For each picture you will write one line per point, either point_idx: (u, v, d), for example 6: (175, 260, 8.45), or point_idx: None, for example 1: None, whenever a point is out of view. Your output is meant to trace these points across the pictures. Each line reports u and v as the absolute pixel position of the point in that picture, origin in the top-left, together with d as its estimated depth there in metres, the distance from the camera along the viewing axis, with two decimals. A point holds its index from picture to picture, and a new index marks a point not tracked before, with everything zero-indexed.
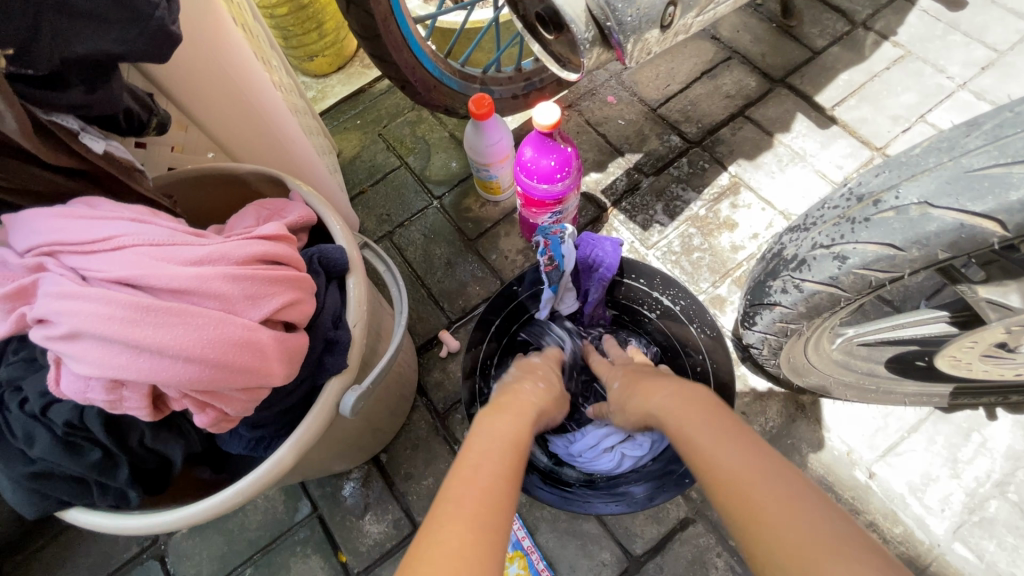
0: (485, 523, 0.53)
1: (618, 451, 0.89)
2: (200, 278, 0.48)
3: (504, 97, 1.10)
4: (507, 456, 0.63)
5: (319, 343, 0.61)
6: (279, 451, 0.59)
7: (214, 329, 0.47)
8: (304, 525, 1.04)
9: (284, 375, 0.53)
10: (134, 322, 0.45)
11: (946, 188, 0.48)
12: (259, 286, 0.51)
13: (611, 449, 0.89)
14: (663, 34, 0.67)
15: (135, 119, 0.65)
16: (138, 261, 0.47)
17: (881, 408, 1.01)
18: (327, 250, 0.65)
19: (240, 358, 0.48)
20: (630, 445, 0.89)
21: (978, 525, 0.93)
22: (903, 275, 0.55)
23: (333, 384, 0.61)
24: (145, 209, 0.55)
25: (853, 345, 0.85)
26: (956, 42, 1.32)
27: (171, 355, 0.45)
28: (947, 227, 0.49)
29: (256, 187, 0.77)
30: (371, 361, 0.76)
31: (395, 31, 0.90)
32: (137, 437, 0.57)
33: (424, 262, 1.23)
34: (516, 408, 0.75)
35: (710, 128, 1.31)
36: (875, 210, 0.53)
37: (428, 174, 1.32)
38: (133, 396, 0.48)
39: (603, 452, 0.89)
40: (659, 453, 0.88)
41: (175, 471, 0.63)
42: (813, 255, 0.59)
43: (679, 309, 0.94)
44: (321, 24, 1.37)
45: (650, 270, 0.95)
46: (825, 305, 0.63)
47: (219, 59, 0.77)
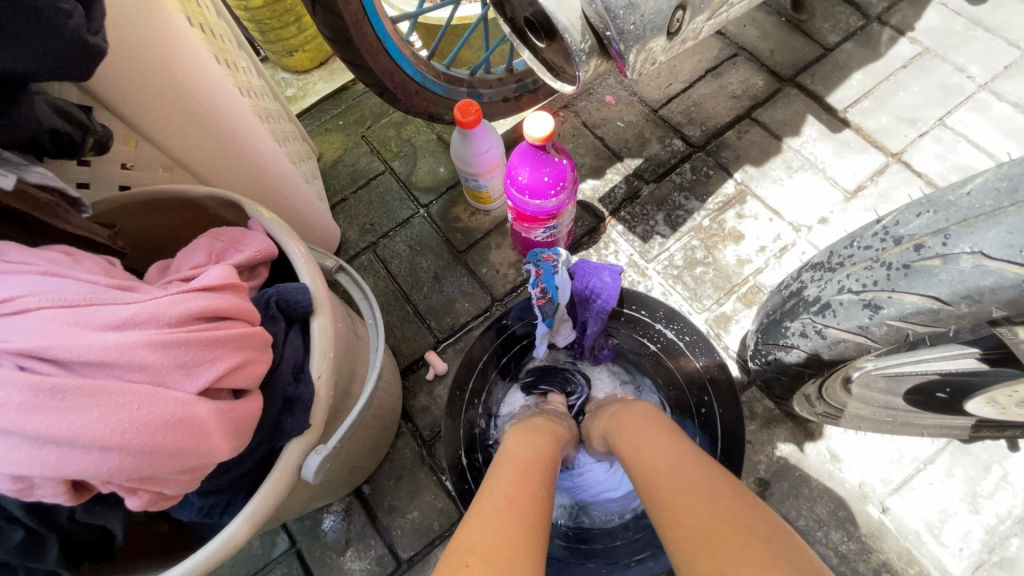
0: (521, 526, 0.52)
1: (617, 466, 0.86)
2: (121, 348, 0.40)
3: (494, 101, 1.01)
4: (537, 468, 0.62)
5: (276, 401, 0.54)
6: (231, 525, 0.52)
7: (139, 408, 0.40)
8: (281, 562, 0.97)
9: (230, 450, 0.45)
10: (36, 407, 0.37)
11: (1006, 238, 0.41)
12: (196, 350, 0.44)
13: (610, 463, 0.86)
14: (670, 42, 0.59)
15: (65, 140, 0.56)
16: (44, 328, 0.39)
17: (896, 437, 0.95)
18: (287, 290, 0.57)
19: (172, 440, 0.41)
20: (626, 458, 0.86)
21: (998, 565, 0.87)
22: (946, 330, 0.48)
23: (293, 448, 0.54)
24: (66, 253, 0.47)
25: (871, 378, 0.78)
26: (977, 39, 1.24)
27: (83, 445, 0.38)
28: (1006, 283, 0.41)
29: (213, 210, 0.69)
30: (344, 404, 0.68)
31: (370, 33, 0.81)
32: (67, 512, 0.50)
33: (409, 276, 1.15)
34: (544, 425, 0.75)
35: (715, 131, 1.22)
36: (917, 256, 0.46)
37: (414, 180, 1.24)
38: (45, 486, 0.40)
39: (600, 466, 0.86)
40: None
41: (118, 540, 0.56)
42: (839, 300, 0.52)
43: (683, 343, 0.88)
44: (299, 18, 1.27)
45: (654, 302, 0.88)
46: (851, 354, 0.56)
47: (167, 66, 0.68)
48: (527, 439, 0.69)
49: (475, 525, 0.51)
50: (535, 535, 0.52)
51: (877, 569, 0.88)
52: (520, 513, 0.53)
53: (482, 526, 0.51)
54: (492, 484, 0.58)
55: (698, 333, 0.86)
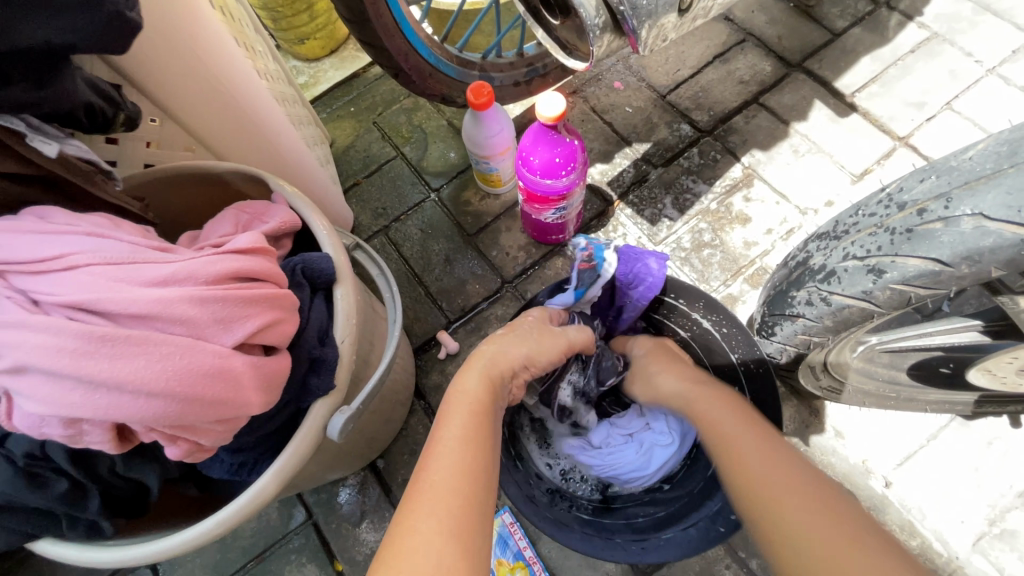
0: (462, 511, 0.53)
1: (644, 444, 0.85)
2: (163, 302, 0.43)
3: (505, 84, 1.03)
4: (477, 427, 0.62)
5: (302, 363, 0.56)
6: (260, 480, 0.54)
7: (180, 359, 0.42)
8: (298, 533, 1.00)
9: (262, 404, 0.48)
10: (87, 353, 0.40)
11: (1005, 200, 0.43)
12: (231, 307, 0.46)
13: (636, 442, 0.86)
14: (681, 18, 0.61)
15: (100, 115, 0.59)
16: (92, 283, 0.42)
17: (899, 415, 0.96)
18: (311, 259, 0.60)
19: (210, 390, 0.43)
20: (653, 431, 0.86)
21: (999, 537, 0.89)
22: (948, 293, 0.49)
23: (319, 407, 0.56)
24: (106, 218, 0.50)
25: (875, 352, 0.80)
26: (986, 24, 1.24)
27: (131, 390, 0.41)
28: (1004, 243, 0.43)
29: (238, 186, 0.71)
30: (363, 373, 0.71)
31: (386, 14, 0.83)
32: (107, 465, 0.53)
33: (421, 258, 1.18)
34: (498, 362, 0.73)
35: (722, 116, 1.24)
36: (919, 220, 0.48)
37: (426, 165, 1.26)
38: (93, 431, 0.43)
39: (627, 446, 0.86)
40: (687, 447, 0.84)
41: (152, 496, 0.59)
42: (844, 267, 0.54)
43: (721, 335, 0.84)
44: (312, 5, 1.29)
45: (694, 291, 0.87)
46: (855, 320, 0.58)
47: (192, 47, 0.71)
48: (470, 386, 0.68)
49: (416, 508, 0.53)
50: (476, 514, 0.54)
51: None
52: (459, 492, 0.55)
53: (425, 511, 0.52)
54: (434, 454, 0.59)
55: (738, 326, 0.83)
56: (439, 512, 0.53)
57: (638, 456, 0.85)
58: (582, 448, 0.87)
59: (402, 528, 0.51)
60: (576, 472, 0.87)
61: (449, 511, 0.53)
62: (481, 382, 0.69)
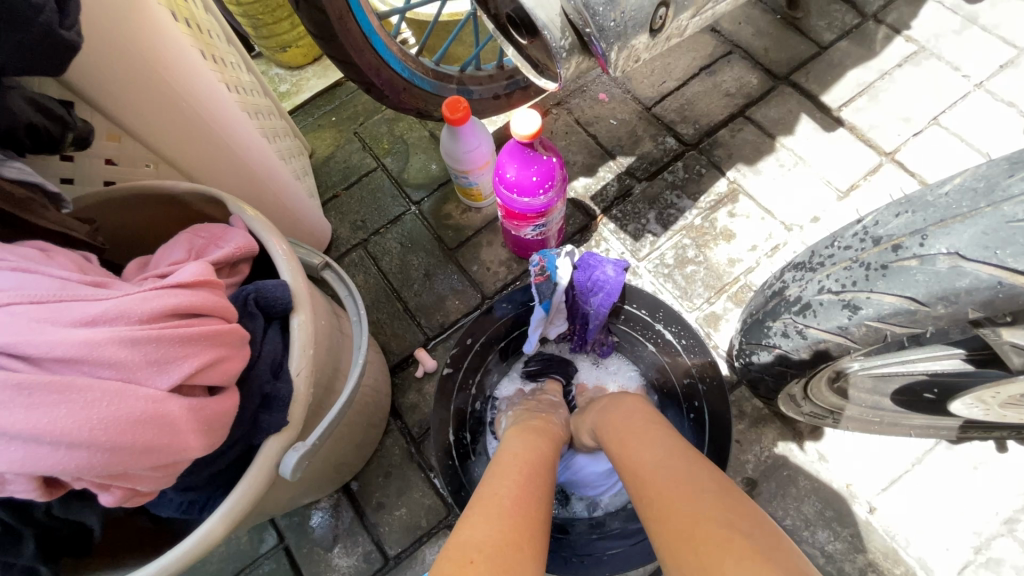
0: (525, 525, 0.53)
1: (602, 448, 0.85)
2: (90, 345, 0.40)
3: (484, 98, 1.01)
4: (531, 471, 0.61)
5: (253, 398, 0.53)
6: (207, 524, 0.52)
7: (109, 405, 0.40)
8: (269, 557, 0.98)
9: (204, 447, 0.45)
10: (2, 403, 0.37)
11: (980, 240, 0.41)
12: (170, 348, 0.43)
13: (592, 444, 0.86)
14: (653, 39, 0.59)
15: (44, 135, 0.57)
16: (12, 324, 0.39)
17: (884, 438, 0.95)
18: (266, 286, 0.57)
19: (141, 437, 0.41)
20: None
21: (984, 566, 0.87)
22: (924, 331, 0.47)
23: (271, 444, 0.54)
24: (39, 248, 0.47)
25: (858, 378, 0.78)
26: (973, 38, 1.23)
27: (51, 441, 0.38)
28: (981, 284, 0.41)
29: (197, 207, 0.68)
30: (327, 401, 0.68)
31: (355, 29, 0.80)
32: (44, 507, 0.50)
33: (400, 273, 1.15)
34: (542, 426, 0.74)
35: (708, 129, 1.22)
36: (894, 256, 0.46)
37: (406, 177, 1.23)
38: (16, 481, 0.40)
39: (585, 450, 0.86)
40: None
41: (97, 535, 0.56)
42: (820, 300, 0.52)
43: (681, 345, 0.87)
44: (292, 13, 1.27)
45: (653, 301, 0.88)
46: (832, 353, 0.56)
47: (150, 63, 0.68)
48: (515, 443, 0.68)
49: (477, 519, 0.52)
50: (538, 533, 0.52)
51: (864, 569, 0.88)
52: (522, 513, 0.53)
53: (482, 523, 0.51)
54: (494, 479, 0.59)
55: (695, 337, 0.85)
56: (496, 523, 0.51)
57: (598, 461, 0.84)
58: None
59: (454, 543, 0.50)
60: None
61: (502, 525, 0.51)
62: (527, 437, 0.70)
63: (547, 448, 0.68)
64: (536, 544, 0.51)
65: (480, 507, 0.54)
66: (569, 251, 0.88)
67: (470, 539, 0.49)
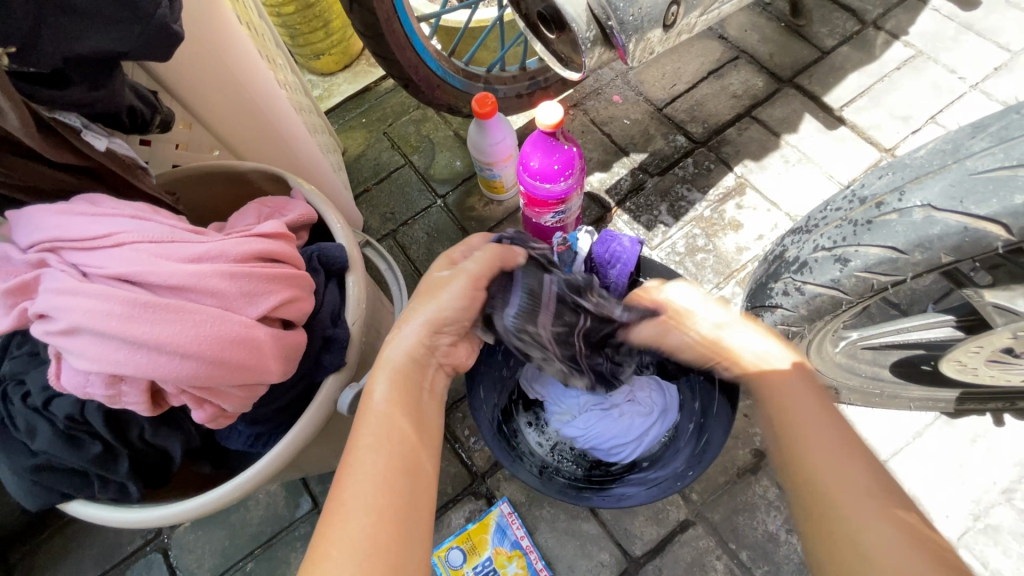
0: (396, 513, 0.50)
1: (618, 412, 0.88)
2: (197, 276, 0.49)
3: (508, 96, 1.09)
4: (406, 439, 0.54)
5: (316, 341, 0.62)
6: (275, 448, 0.59)
7: (212, 325, 0.49)
8: (304, 521, 1.00)
9: (281, 372, 0.53)
10: (132, 318, 0.46)
11: (949, 191, 0.48)
12: (256, 283, 0.52)
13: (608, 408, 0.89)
14: (666, 33, 0.67)
15: (138, 117, 0.64)
16: (136, 258, 0.49)
17: (886, 412, 0.99)
18: (326, 248, 0.66)
19: (236, 355, 0.49)
20: (634, 403, 0.89)
21: (983, 532, 0.91)
22: (906, 279, 0.54)
23: (330, 382, 0.61)
24: (147, 207, 0.57)
25: (857, 348, 0.82)
26: (968, 42, 1.30)
27: (168, 351, 0.47)
28: (951, 230, 0.48)
29: (259, 185, 0.77)
30: (370, 358, 0.76)
31: (398, 29, 0.90)
32: (137, 431, 0.58)
33: (427, 260, 1.23)
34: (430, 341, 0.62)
35: (717, 128, 1.29)
36: (877, 212, 0.53)
37: (433, 173, 1.32)
38: (131, 392, 0.49)
39: (602, 416, 0.88)
40: (664, 418, 0.88)
41: (174, 465, 0.64)
42: (814, 257, 0.59)
43: None
44: (328, 23, 1.37)
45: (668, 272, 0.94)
46: (827, 309, 0.62)
47: (223, 58, 0.77)
48: (383, 391, 0.57)
49: (350, 520, 0.48)
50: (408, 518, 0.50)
51: None
52: (391, 498, 0.50)
53: (353, 530, 0.48)
54: (364, 455, 0.52)
55: None
56: (366, 528, 0.48)
57: (619, 426, 0.87)
58: (564, 421, 0.91)
59: (318, 554, 0.47)
60: (560, 445, 0.92)
61: (384, 522, 0.49)
62: (392, 388, 0.58)
63: (417, 383, 0.60)
64: (419, 534, 0.50)
65: (346, 502, 0.49)
66: (590, 233, 0.96)
67: (333, 558, 0.46)
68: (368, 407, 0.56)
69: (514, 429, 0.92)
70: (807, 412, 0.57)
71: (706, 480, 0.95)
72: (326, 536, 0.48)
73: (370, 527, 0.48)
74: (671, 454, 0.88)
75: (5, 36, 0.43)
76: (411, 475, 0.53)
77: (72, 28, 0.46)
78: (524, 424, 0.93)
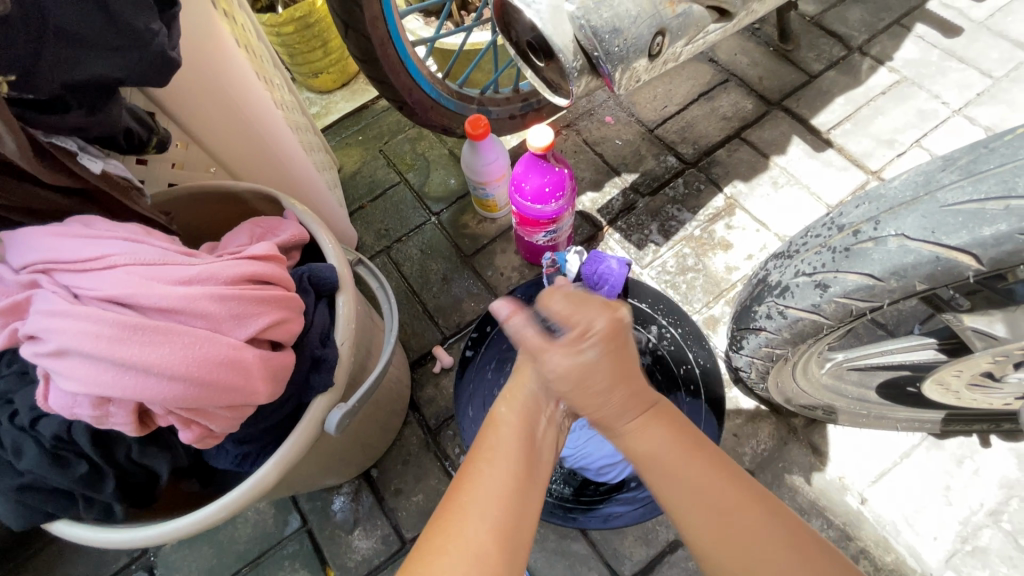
0: (514, 534, 0.51)
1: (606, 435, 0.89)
2: (188, 298, 0.51)
3: (501, 117, 1.11)
4: (524, 459, 0.57)
5: (305, 361, 0.62)
6: (262, 468, 0.60)
7: (200, 348, 0.50)
8: (292, 539, 1.00)
9: (269, 394, 0.54)
10: (122, 339, 0.47)
11: (921, 221, 0.50)
12: (246, 305, 0.54)
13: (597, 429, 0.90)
14: (652, 62, 0.69)
15: (135, 139, 0.65)
16: (128, 280, 0.50)
17: (874, 433, 1.00)
18: (317, 268, 0.67)
19: (223, 376, 0.50)
20: None
21: (971, 554, 0.91)
22: (883, 305, 0.56)
23: (319, 402, 0.62)
24: (139, 228, 0.58)
25: (843, 369, 0.82)
26: (951, 69, 1.33)
27: (156, 373, 0.48)
28: (924, 259, 0.50)
29: (253, 204, 0.78)
30: (360, 377, 0.76)
31: (393, 54, 0.92)
32: (124, 451, 0.58)
33: (420, 277, 1.24)
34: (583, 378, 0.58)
35: (707, 149, 1.32)
36: (854, 240, 0.55)
37: (427, 190, 1.34)
38: (118, 412, 0.49)
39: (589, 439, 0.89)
40: None
41: (161, 485, 0.64)
42: (796, 282, 0.60)
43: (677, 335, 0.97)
44: (326, 43, 1.40)
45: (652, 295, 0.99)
46: (809, 332, 0.63)
47: (220, 81, 0.79)
48: (512, 416, 0.60)
49: (459, 531, 0.51)
50: (518, 543, 0.52)
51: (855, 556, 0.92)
52: (512, 507, 0.53)
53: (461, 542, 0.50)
54: (482, 470, 0.55)
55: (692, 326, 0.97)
56: (476, 545, 0.50)
57: (607, 448, 0.88)
58: None
59: (427, 554, 0.50)
60: (550, 465, 0.92)
61: (491, 540, 0.50)
62: (516, 409, 0.61)
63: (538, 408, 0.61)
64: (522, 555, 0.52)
65: (462, 509, 0.52)
66: (578, 253, 0.98)
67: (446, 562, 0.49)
68: (498, 420, 0.60)
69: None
70: (661, 452, 0.58)
71: None
72: (442, 534, 0.51)
73: (485, 542, 0.50)
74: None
75: (4, 66, 0.45)
76: (524, 492, 0.54)
77: (73, 59, 0.47)
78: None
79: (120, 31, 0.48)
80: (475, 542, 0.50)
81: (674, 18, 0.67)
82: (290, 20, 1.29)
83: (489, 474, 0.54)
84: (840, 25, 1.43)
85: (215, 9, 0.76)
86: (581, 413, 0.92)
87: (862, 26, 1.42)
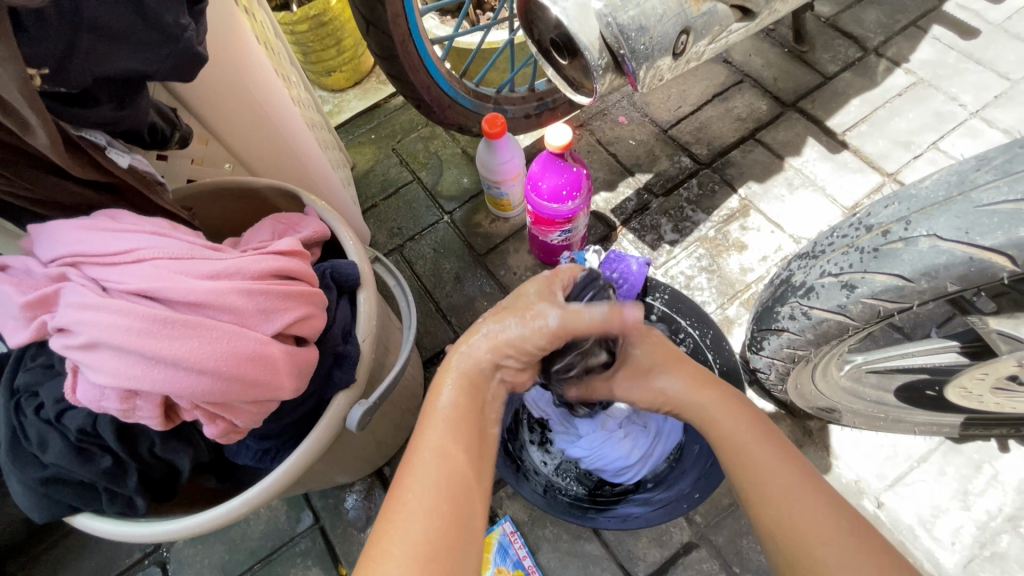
0: (453, 514, 0.55)
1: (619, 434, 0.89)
2: (216, 293, 0.51)
3: (517, 116, 1.11)
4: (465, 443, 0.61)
5: (328, 356, 0.62)
6: (284, 464, 0.59)
7: (227, 342, 0.50)
8: (305, 536, 0.99)
9: (293, 389, 0.55)
10: (151, 333, 0.48)
11: (954, 222, 0.50)
12: (272, 300, 0.54)
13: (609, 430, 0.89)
14: (676, 61, 0.69)
15: (159, 134, 0.65)
16: (157, 274, 0.51)
17: (890, 436, 0.99)
18: (339, 265, 0.67)
19: (250, 370, 0.51)
20: (633, 424, 0.90)
21: (989, 560, 0.90)
22: (913, 306, 0.55)
23: (341, 398, 0.62)
24: (165, 223, 0.59)
25: (863, 372, 0.81)
26: (969, 71, 1.32)
27: (185, 367, 0.48)
28: (956, 260, 0.50)
29: (272, 200, 0.79)
30: (378, 374, 0.76)
31: (413, 52, 0.92)
32: (147, 445, 0.59)
33: (433, 275, 1.23)
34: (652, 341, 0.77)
35: (720, 150, 1.31)
36: (884, 240, 0.54)
37: (440, 189, 1.33)
38: (145, 406, 0.50)
39: (602, 439, 0.89)
40: (669, 440, 0.89)
41: (181, 480, 0.64)
42: (821, 283, 0.60)
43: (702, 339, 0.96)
44: (340, 41, 1.40)
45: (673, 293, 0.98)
46: (833, 333, 0.63)
47: (243, 81, 0.79)
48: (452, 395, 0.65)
49: (396, 523, 0.53)
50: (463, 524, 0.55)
51: None
52: (452, 494, 0.56)
53: (415, 520, 0.53)
54: (423, 458, 0.58)
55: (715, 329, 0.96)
56: (414, 522, 0.53)
57: (621, 448, 0.88)
58: (569, 441, 0.91)
59: (377, 553, 0.51)
60: (565, 464, 0.91)
61: (433, 528, 0.53)
62: (458, 391, 0.66)
63: (482, 388, 0.68)
64: (472, 526, 0.56)
65: (403, 495, 0.55)
66: (597, 251, 0.98)
67: (393, 543, 0.51)
68: (435, 411, 0.63)
69: (519, 446, 0.91)
70: (732, 427, 0.65)
71: (710, 501, 0.94)
72: (384, 537, 0.52)
73: (429, 528, 0.53)
74: (676, 475, 0.88)
75: (38, 58, 0.44)
76: (470, 472, 0.59)
77: (106, 52, 0.47)
78: (529, 442, 0.92)
79: (150, 25, 0.48)
80: (418, 533, 0.52)
81: (699, 17, 0.66)
82: (304, 18, 1.28)
83: (423, 470, 0.57)
84: (856, 26, 1.42)
85: (238, 7, 0.76)
86: (590, 418, 0.91)
87: (878, 28, 1.41)
